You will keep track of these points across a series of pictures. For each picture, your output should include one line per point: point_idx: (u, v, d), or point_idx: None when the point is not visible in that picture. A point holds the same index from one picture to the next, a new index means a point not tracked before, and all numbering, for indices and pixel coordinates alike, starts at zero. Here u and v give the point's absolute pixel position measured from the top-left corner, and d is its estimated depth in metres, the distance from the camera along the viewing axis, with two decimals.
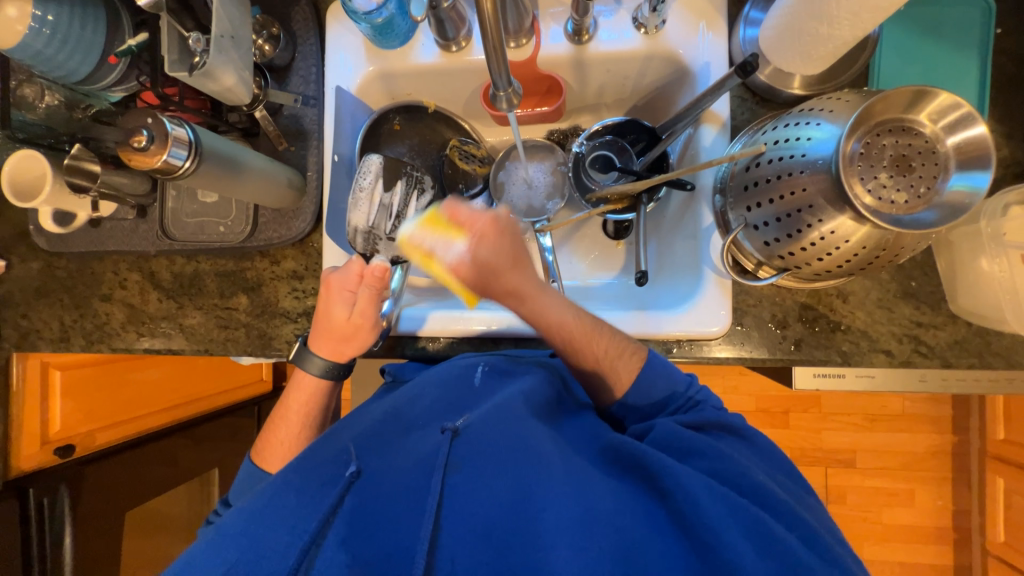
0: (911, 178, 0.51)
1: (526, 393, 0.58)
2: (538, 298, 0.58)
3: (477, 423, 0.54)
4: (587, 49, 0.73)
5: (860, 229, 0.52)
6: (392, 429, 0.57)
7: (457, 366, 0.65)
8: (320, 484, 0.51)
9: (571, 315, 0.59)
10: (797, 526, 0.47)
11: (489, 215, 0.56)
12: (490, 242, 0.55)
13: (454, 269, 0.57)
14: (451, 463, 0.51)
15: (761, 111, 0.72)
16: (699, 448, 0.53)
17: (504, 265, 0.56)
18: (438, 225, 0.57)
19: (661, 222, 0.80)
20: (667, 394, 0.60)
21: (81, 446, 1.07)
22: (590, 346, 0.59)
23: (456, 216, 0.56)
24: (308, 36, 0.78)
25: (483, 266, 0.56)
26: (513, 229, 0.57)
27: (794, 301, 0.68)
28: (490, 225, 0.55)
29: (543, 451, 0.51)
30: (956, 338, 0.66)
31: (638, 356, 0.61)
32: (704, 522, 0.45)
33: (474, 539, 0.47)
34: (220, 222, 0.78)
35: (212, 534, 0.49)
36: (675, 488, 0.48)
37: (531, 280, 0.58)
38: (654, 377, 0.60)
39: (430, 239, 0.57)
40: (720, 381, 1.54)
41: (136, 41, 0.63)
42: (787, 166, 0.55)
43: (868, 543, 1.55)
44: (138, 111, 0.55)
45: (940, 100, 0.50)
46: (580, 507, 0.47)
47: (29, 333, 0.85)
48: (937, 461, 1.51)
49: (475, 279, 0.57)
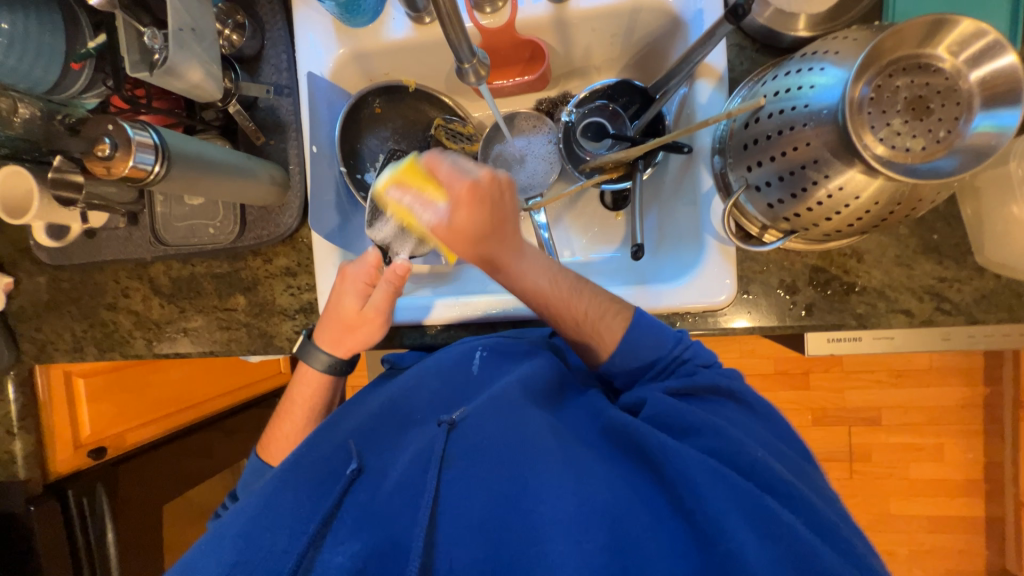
0: (928, 121, 0.45)
1: (521, 379, 0.58)
2: (514, 264, 0.57)
3: (474, 414, 0.55)
4: (568, 7, 0.67)
5: (872, 183, 0.48)
6: (390, 422, 0.59)
7: (454, 353, 0.66)
8: (318, 484, 0.53)
9: (546, 282, 0.58)
10: (799, 501, 0.46)
11: (467, 179, 0.51)
12: (466, 209, 0.53)
13: (432, 229, 0.57)
14: (447, 456, 0.52)
15: (762, 59, 0.66)
16: (697, 427, 0.52)
17: (479, 233, 0.54)
18: (417, 177, 0.58)
19: (660, 189, 0.75)
20: (656, 354, 0.58)
21: (113, 447, 1.12)
22: (571, 306, 0.58)
23: (435, 172, 0.53)
24: (275, 21, 0.74)
25: (458, 230, 0.54)
26: (493, 196, 0.53)
27: (803, 264, 0.64)
28: (467, 191, 0.52)
29: (539, 439, 0.51)
30: (984, 293, 0.61)
31: (622, 317, 0.59)
32: (706, 513, 0.44)
33: (471, 535, 0.47)
34: (209, 223, 0.77)
35: (211, 539, 0.51)
36: (675, 474, 0.47)
37: (508, 247, 0.56)
38: (641, 335, 0.58)
39: (411, 194, 0.58)
40: (736, 345, 1.50)
41: (95, 43, 0.62)
42: (789, 119, 0.50)
43: (896, 499, 1.52)
44: (99, 118, 0.54)
45: (962, 27, 0.44)
46: (576, 497, 0.47)
47: (45, 345, 0.88)
48: (968, 414, 1.46)
49: (452, 242, 0.56)
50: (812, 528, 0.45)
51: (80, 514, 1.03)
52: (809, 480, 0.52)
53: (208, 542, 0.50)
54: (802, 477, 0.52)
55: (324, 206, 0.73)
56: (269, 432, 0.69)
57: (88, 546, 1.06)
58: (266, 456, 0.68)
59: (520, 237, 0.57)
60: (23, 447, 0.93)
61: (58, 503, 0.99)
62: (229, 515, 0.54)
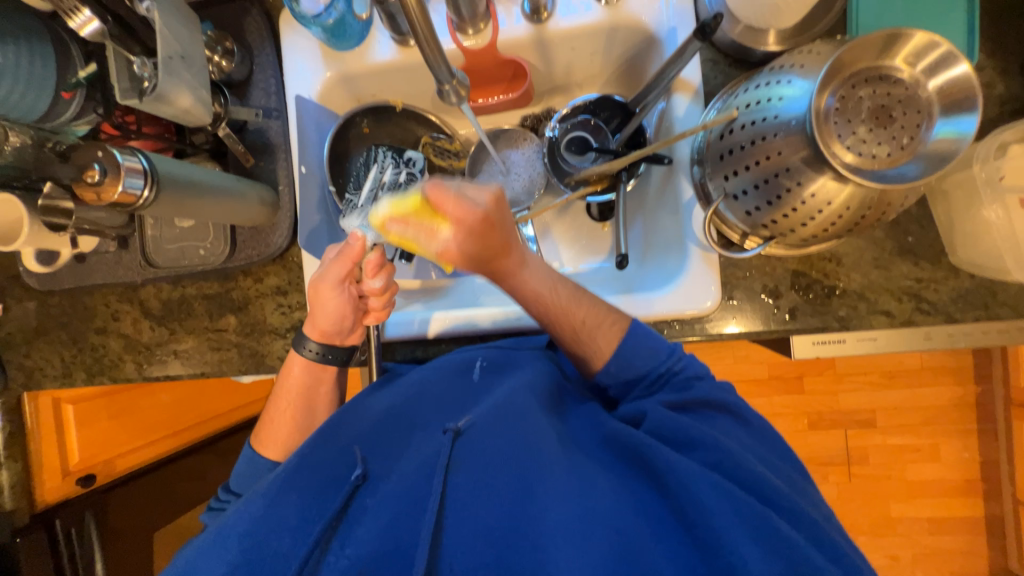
0: (892, 129, 0.47)
1: (527, 386, 0.60)
2: (517, 278, 0.58)
3: (480, 420, 0.56)
4: (547, 27, 0.69)
5: (843, 189, 0.49)
6: (393, 430, 0.59)
7: (456, 360, 0.68)
8: (321, 487, 0.52)
9: (549, 283, 0.59)
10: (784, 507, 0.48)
11: (478, 209, 0.51)
12: (478, 237, 0.52)
13: (440, 256, 0.55)
14: (453, 463, 0.52)
15: (736, 72, 0.68)
16: (693, 439, 0.53)
17: (490, 255, 0.54)
18: (422, 212, 0.52)
19: (643, 200, 0.77)
20: (647, 366, 0.59)
21: (103, 474, 1.11)
22: (571, 311, 0.59)
23: (442, 203, 0.51)
24: (263, 46, 0.76)
25: (472, 255, 0.54)
26: (501, 222, 0.53)
27: (784, 269, 0.65)
28: (479, 221, 0.51)
29: (545, 447, 0.53)
30: (960, 292, 0.63)
31: (618, 326, 0.60)
32: (707, 523, 0.46)
33: (475, 538, 0.48)
34: (200, 245, 0.78)
35: (213, 537, 0.49)
36: (676, 485, 0.49)
37: (515, 260, 0.57)
38: (636, 346, 0.59)
39: (411, 227, 0.53)
40: (729, 351, 1.51)
41: (86, 71, 0.64)
42: (760, 129, 0.52)
43: (895, 501, 1.52)
44: (88, 146, 0.54)
45: (917, 39, 0.46)
46: (583, 505, 0.48)
47: (33, 371, 0.87)
48: (960, 413, 1.47)
49: (463, 263, 0.55)
50: (795, 516, 0.48)
51: (68, 544, 1.01)
52: (794, 486, 0.53)
53: (211, 539, 0.49)
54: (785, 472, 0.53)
55: (314, 228, 0.74)
56: (264, 425, 0.67)
57: None
58: (262, 450, 0.66)
59: (522, 247, 0.58)
60: (10, 478, 0.92)
61: (45, 534, 0.97)
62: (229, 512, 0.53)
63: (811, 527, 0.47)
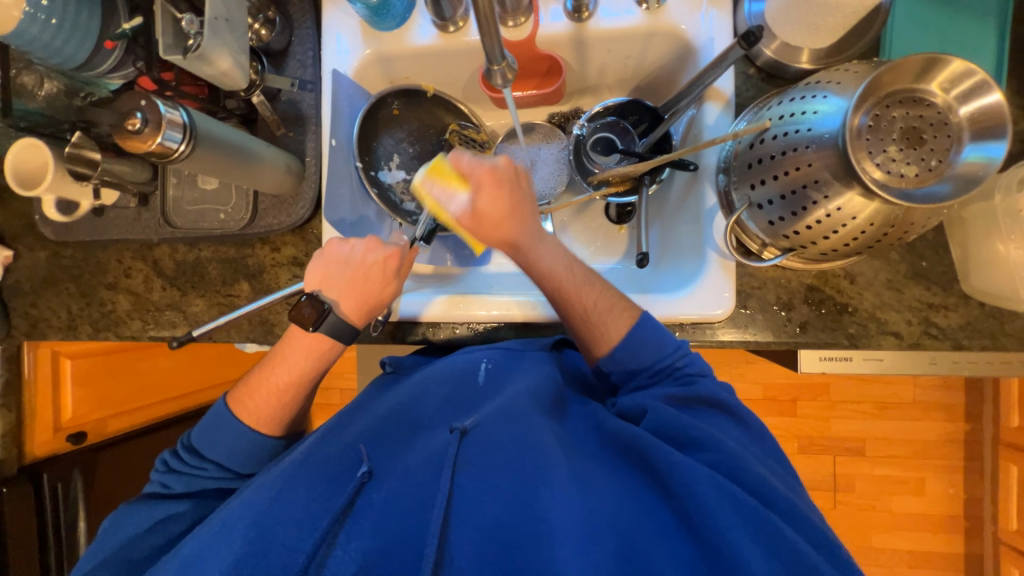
0: (921, 151, 0.49)
1: (531, 388, 0.60)
2: (534, 247, 0.61)
3: (485, 420, 0.56)
4: (587, 27, 0.71)
5: (869, 206, 0.50)
6: (398, 428, 0.60)
7: (460, 362, 0.67)
8: (330, 481, 0.54)
9: (562, 265, 0.62)
10: (782, 513, 0.49)
11: (489, 164, 0.61)
12: (488, 189, 0.60)
13: (458, 218, 0.63)
14: (459, 461, 0.53)
15: (768, 87, 0.70)
16: (696, 439, 0.54)
17: (502, 215, 0.60)
18: (444, 175, 0.64)
19: (664, 205, 0.78)
20: (656, 356, 0.60)
21: (93, 433, 1.11)
22: (582, 295, 0.61)
23: (459, 165, 0.62)
24: (304, 20, 0.77)
25: (483, 214, 0.61)
26: (510, 179, 0.61)
27: (799, 282, 0.66)
28: (487, 175, 0.60)
29: (549, 449, 0.53)
30: (968, 320, 0.64)
31: (629, 314, 0.62)
32: (712, 525, 0.46)
33: (481, 538, 0.48)
34: (221, 209, 0.78)
35: (215, 528, 0.50)
36: (682, 489, 0.49)
37: (530, 230, 0.62)
38: (646, 336, 0.60)
39: (436, 188, 0.64)
40: (726, 368, 1.53)
41: (132, 24, 0.64)
42: (792, 141, 0.53)
43: (878, 531, 1.53)
44: (131, 94, 0.55)
45: (953, 67, 0.47)
46: (586, 506, 0.49)
47: (38, 322, 0.86)
48: (948, 449, 1.49)
49: (476, 226, 0.62)
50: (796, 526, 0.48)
51: (54, 500, 1.00)
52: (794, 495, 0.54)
53: (213, 528, 0.50)
54: (784, 484, 0.54)
55: (338, 200, 0.75)
56: (247, 385, 0.65)
57: (58, 534, 1.02)
58: (237, 409, 0.63)
59: (539, 225, 0.63)
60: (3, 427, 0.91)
61: (32, 487, 0.96)
62: (228, 504, 0.53)
63: (813, 534, 0.48)
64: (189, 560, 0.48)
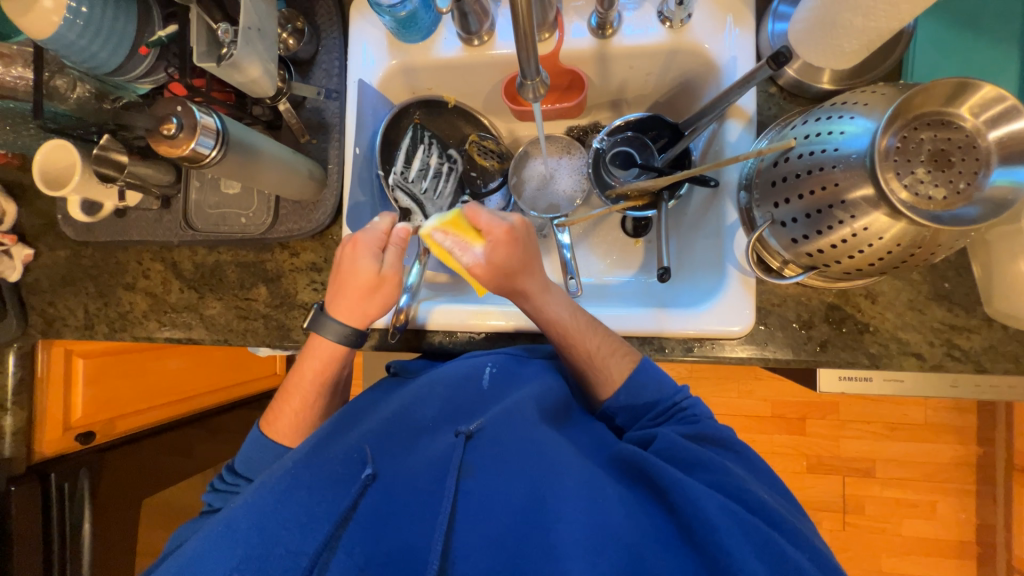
0: (949, 173, 0.49)
1: (537, 397, 0.60)
2: (539, 296, 0.64)
3: (489, 426, 0.56)
4: (610, 43, 0.72)
5: (895, 225, 0.50)
6: (402, 429, 0.58)
7: (465, 366, 0.66)
8: (333, 483, 0.52)
9: (565, 314, 0.63)
10: (803, 546, 0.48)
11: (506, 224, 0.62)
12: (503, 247, 0.62)
13: (471, 270, 0.63)
14: (464, 467, 0.53)
15: (789, 106, 0.70)
16: (702, 461, 0.54)
17: (516, 268, 0.62)
18: (460, 227, 0.64)
19: (682, 220, 0.79)
20: (656, 397, 0.62)
21: (101, 433, 1.10)
22: (584, 339, 0.63)
23: (477, 220, 0.63)
24: (331, 30, 0.78)
25: (496, 267, 0.62)
26: (524, 238, 0.63)
27: (820, 301, 0.66)
28: (505, 234, 0.62)
29: (557, 458, 0.52)
30: (991, 343, 0.64)
31: (630, 359, 0.63)
32: (716, 541, 0.45)
33: (488, 546, 0.47)
34: (242, 213, 0.79)
35: (218, 530, 0.48)
36: (686, 503, 0.48)
37: (537, 282, 0.64)
38: (645, 379, 0.62)
39: (450, 239, 0.64)
40: (734, 384, 1.52)
41: (167, 32, 0.65)
42: (818, 160, 0.54)
43: (887, 555, 1.50)
44: (168, 100, 0.57)
45: (984, 91, 0.48)
46: (594, 517, 0.48)
47: (55, 320, 0.86)
48: (960, 473, 1.46)
49: (489, 279, 0.63)
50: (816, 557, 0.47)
51: (59, 501, 1.00)
52: (806, 523, 0.54)
53: (218, 530, 0.48)
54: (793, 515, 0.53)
55: (359, 207, 0.76)
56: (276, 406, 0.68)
57: (62, 535, 1.02)
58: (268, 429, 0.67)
59: (545, 276, 0.65)
60: (14, 424, 0.91)
61: (39, 486, 0.96)
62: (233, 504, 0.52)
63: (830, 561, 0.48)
64: (189, 562, 0.46)
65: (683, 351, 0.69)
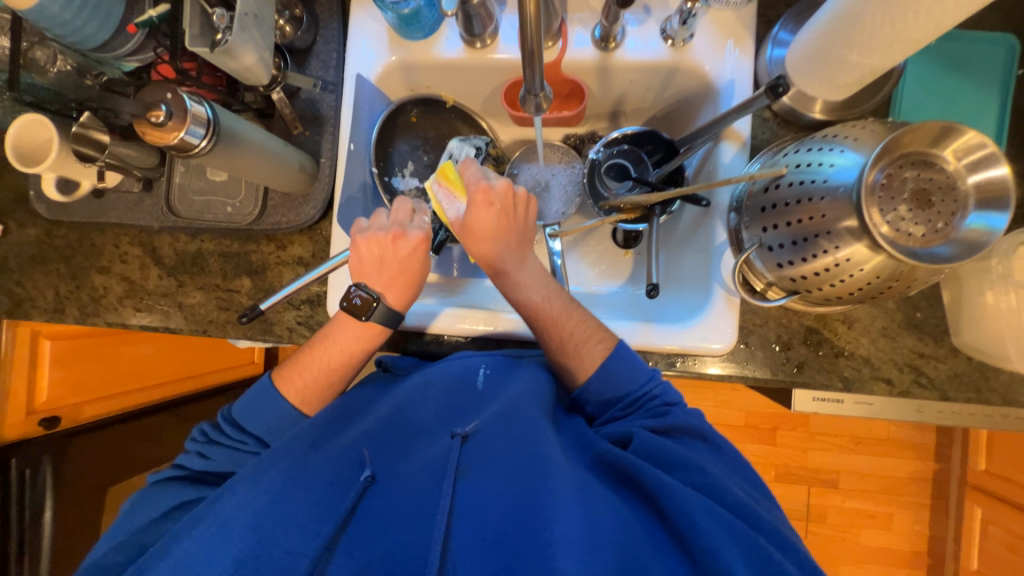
0: (929, 212, 0.51)
1: (531, 396, 0.60)
2: (512, 274, 0.65)
3: (486, 428, 0.56)
4: (613, 56, 0.72)
5: (875, 258, 0.52)
6: (397, 430, 0.59)
7: (456, 367, 0.65)
8: (332, 485, 0.53)
9: (536, 296, 0.65)
10: (789, 553, 0.49)
11: (484, 184, 0.64)
12: (476, 207, 0.64)
13: (452, 222, 0.68)
14: (460, 468, 0.53)
15: (782, 132, 0.72)
16: (680, 461, 0.54)
17: (484, 232, 0.64)
18: (450, 179, 0.69)
19: (672, 235, 0.80)
20: (628, 388, 0.62)
21: (67, 419, 1.07)
22: (559, 323, 0.64)
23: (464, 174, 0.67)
24: (331, 20, 0.77)
25: (468, 226, 0.65)
26: (502, 203, 0.64)
27: (799, 323, 0.68)
28: (480, 194, 0.63)
29: (551, 458, 0.53)
30: (956, 371, 0.67)
31: (604, 344, 0.64)
32: (705, 546, 0.46)
33: (485, 548, 0.47)
34: (228, 202, 0.77)
35: (213, 530, 0.48)
36: (676, 511, 0.48)
37: (507, 249, 0.65)
38: (619, 366, 0.62)
39: (442, 190, 0.70)
40: (711, 394, 1.55)
41: (158, 12, 0.63)
42: (807, 190, 0.55)
43: (844, 563, 1.56)
44: (158, 86, 0.56)
45: (968, 137, 0.50)
46: (587, 518, 0.48)
47: (22, 301, 0.83)
48: (917, 487, 1.53)
49: (463, 235, 0.66)
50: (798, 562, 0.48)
51: None
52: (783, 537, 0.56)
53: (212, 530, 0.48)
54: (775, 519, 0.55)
55: (350, 202, 0.75)
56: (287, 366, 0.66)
57: None
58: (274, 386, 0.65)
59: (523, 248, 0.66)
60: None
61: None
62: (217, 504, 0.51)
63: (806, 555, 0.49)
64: (185, 562, 0.46)
65: (666, 366, 0.71)
